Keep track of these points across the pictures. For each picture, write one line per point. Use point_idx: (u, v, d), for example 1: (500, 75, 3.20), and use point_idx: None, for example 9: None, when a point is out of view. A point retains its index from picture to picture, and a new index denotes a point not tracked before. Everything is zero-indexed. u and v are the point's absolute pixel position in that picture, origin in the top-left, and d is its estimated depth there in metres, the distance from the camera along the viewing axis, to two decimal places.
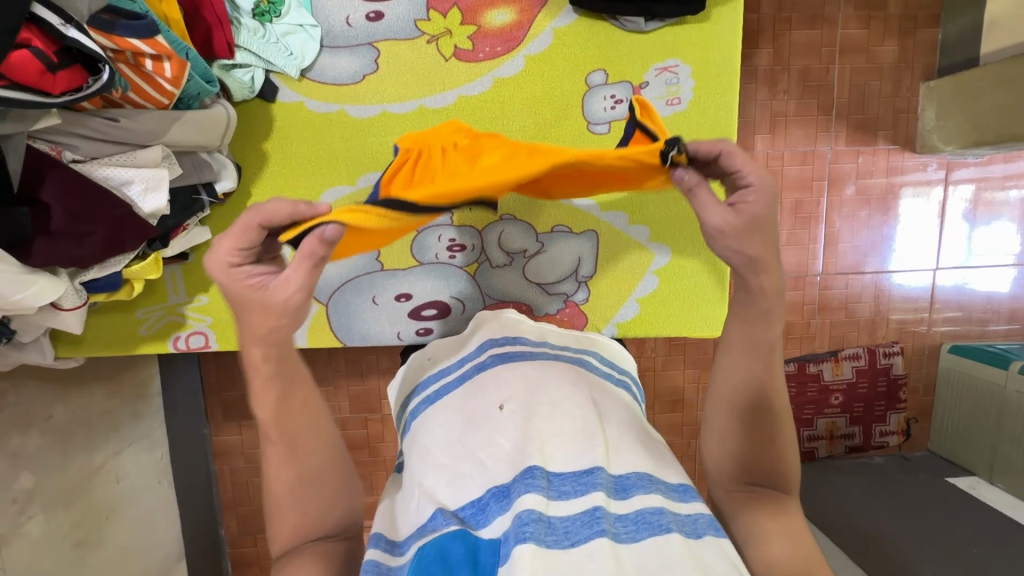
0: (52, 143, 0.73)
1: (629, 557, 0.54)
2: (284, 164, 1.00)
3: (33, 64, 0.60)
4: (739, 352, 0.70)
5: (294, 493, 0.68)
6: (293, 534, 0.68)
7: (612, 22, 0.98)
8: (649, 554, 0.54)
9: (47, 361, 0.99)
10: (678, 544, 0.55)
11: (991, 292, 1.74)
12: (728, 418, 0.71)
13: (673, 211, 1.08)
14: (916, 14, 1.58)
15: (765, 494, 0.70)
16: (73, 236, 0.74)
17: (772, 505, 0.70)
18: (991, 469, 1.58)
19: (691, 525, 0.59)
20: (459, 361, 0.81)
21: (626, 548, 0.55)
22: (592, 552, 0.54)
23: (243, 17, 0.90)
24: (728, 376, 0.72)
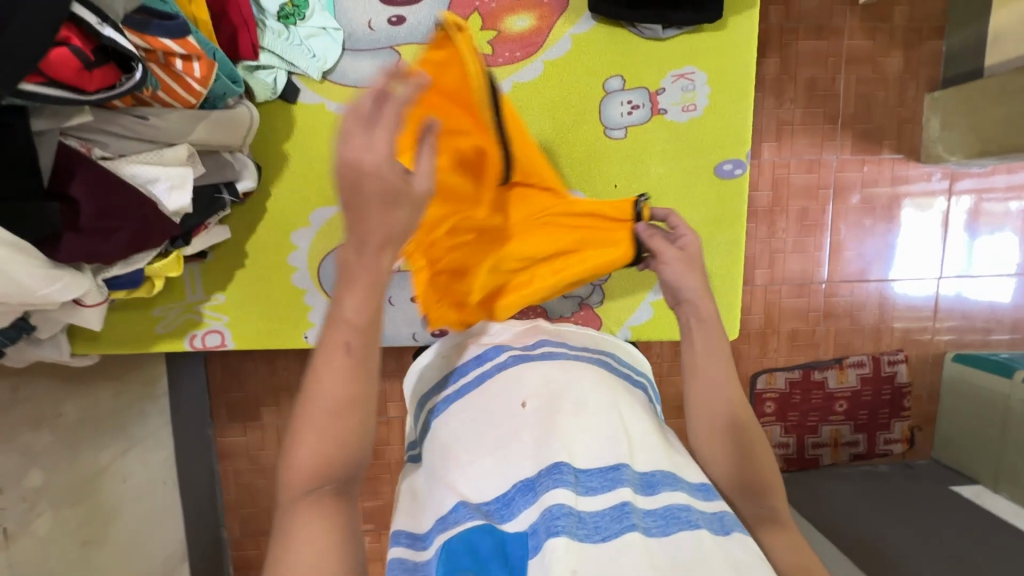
0: (82, 140, 0.74)
1: (661, 550, 0.55)
2: (303, 165, 1.01)
3: (71, 62, 0.61)
4: (706, 375, 0.76)
5: (318, 433, 0.54)
6: (304, 485, 0.54)
7: (630, 29, 0.99)
8: (681, 547, 0.56)
9: (63, 358, 1.00)
10: (710, 543, 0.56)
11: (993, 302, 1.75)
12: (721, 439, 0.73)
13: (690, 215, 1.06)
14: (920, 26, 1.60)
15: (767, 504, 0.71)
16: (99, 232, 0.75)
17: (773, 507, 0.71)
18: (995, 479, 1.59)
19: (719, 521, 0.60)
20: (476, 359, 0.79)
21: (659, 542, 0.56)
22: (625, 549, 0.55)
23: (268, 19, 0.93)
24: (702, 395, 0.76)
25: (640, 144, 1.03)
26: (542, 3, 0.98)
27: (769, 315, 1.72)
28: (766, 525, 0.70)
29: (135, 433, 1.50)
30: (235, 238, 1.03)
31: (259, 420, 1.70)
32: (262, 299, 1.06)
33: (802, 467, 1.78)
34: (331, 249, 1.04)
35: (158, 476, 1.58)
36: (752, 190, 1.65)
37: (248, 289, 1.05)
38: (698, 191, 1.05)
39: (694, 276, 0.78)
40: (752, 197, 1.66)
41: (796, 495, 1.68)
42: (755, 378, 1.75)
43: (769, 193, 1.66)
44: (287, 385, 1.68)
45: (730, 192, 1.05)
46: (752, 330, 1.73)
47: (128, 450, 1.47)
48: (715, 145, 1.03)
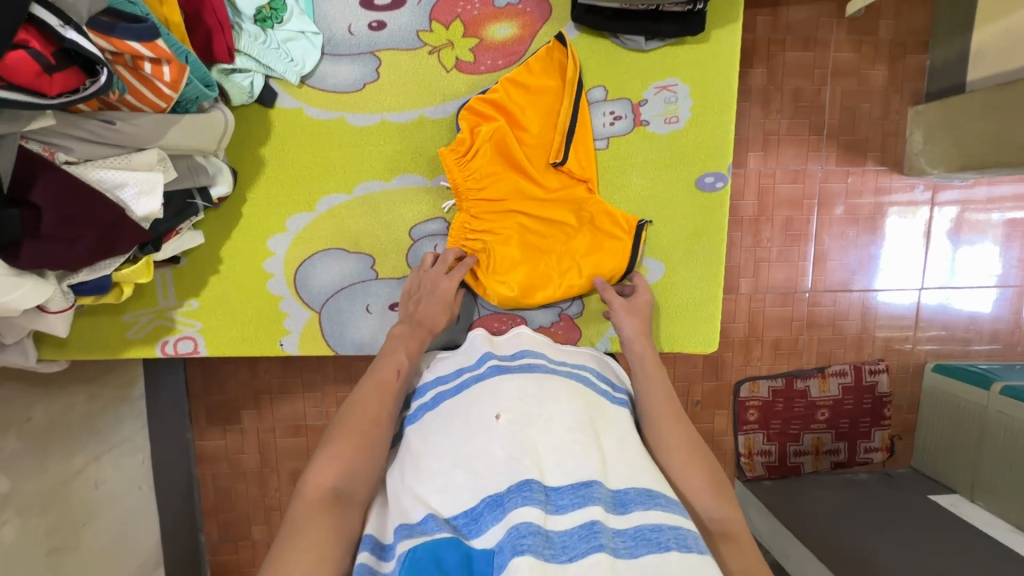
0: (44, 144, 0.72)
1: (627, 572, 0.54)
2: (280, 169, 1.00)
3: (30, 65, 0.59)
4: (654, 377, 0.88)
5: (351, 437, 0.73)
6: (332, 477, 0.69)
7: (613, 40, 0.98)
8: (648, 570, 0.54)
9: (29, 363, 0.97)
10: (678, 565, 0.55)
11: (973, 313, 1.78)
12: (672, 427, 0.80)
13: (670, 226, 1.06)
14: (905, 40, 1.62)
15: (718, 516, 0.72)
16: (63, 239, 0.72)
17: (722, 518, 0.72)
18: (972, 488, 1.62)
19: (692, 540, 0.59)
20: (457, 370, 0.81)
21: (627, 563, 0.55)
22: (590, 567, 0.54)
23: (244, 22, 0.90)
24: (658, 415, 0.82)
25: (622, 154, 1.03)
26: (525, 12, 0.97)
27: (752, 323, 1.73)
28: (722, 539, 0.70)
29: (109, 437, 1.47)
30: (210, 243, 1.01)
31: (238, 423, 1.67)
32: (237, 305, 1.04)
33: (784, 475, 1.79)
34: (309, 255, 1.03)
35: (134, 480, 1.55)
36: (738, 199, 1.66)
37: (223, 294, 1.03)
38: (679, 203, 1.05)
39: (633, 321, 0.96)
40: (738, 205, 1.67)
41: (777, 502, 1.68)
42: (739, 387, 1.75)
43: (754, 203, 1.66)
44: (268, 389, 1.66)
45: (712, 205, 1.05)
46: (735, 338, 1.74)
47: (101, 455, 1.45)
48: (696, 157, 1.03)
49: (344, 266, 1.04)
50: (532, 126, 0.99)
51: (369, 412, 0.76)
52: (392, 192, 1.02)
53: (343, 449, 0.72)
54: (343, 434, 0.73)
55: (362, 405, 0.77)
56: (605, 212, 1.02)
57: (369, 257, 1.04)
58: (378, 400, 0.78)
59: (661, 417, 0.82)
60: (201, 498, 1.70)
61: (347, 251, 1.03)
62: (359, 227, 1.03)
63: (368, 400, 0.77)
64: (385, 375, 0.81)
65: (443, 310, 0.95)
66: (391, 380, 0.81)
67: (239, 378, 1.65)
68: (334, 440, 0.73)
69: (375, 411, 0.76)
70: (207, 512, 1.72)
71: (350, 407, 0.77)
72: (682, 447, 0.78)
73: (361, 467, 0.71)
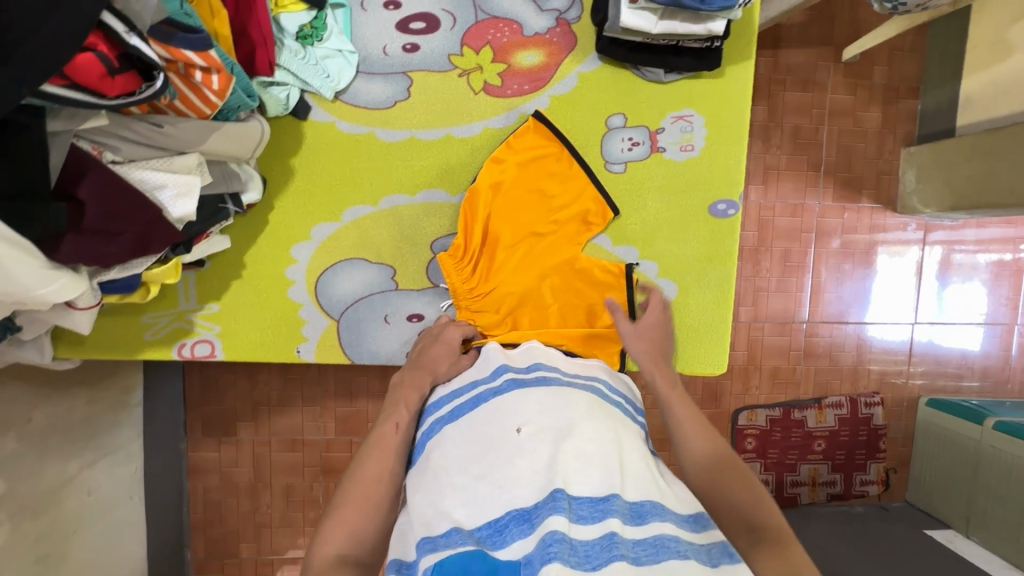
0: (94, 144, 0.74)
1: None
2: (309, 181, 1.02)
3: (95, 67, 0.61)
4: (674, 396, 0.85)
5: (350, 501, 0.73)
6: (337, 549, 0.69)
7: (634, 71, 1.03)
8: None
9: (43, 361, 0.97)
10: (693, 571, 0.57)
11: (964, 350, 1.82)
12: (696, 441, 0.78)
13: (684, 252, 1.10)
14: (897, 86, 1.71)
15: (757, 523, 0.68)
16: (102, 235, 0.74)
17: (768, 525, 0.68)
18: (967, 523, 1.63)
19: (706, 553, 0.60)
20: (472, 384, 0.83)
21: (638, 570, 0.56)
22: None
23: (286, 38, 0.94)
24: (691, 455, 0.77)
25: (639, 178, 1.07)
26: (552, 42, 1.02)
27: (751, 351, 1.76)
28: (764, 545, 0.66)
29: (104, 444, 1.45)
30: (234, 249, 1.03)
31: (234, 436, 1.66)
32: (257, 311, 1.05)
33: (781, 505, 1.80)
34: (332, 263, 1.05)
35: (125, 490, 1.52)
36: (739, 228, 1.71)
37: (243, 300, 1.05)
38: (693, 228, 1.09)
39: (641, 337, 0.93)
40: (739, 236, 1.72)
41: None
42: (737, 415, 1.78)
43: (755, 233, 1.72)
44: (267, 401, 1.65)
45: (723, 230, 1.09)
46: (735, 365, 1.77)
47: (95, 462, 1.41)
48: (709, 184, 1.08)
49: (364, 276, 1.06)
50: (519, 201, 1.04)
51: (372, 471, 0.75)
52: (417, 207, 1.05)
53: (350, 512, 0.72)
54: (348, 503, 0.72)
55: (365, 466, 0.76)
56: (595, 266, 1.05)
57: (390, 269, 1.06)
58: (381, 460, 0.76)
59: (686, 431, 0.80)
60: (189, 512, 1.67)
61: (369, 260, 1.05)
62: (381, 238, 1.05)
63: (371, 462, 0.76)
64: (383, 432, 0.79)
65: (447, 357, 0.90)
66: (390, 435, 0.79)
67: (239, 389, 1.64)
68: (342, 505, 0.73)
69: (375, 474, 0.75)
70: (195, 528, 1.68)
71: (354, 469, 0.76)
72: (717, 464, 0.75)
73: (366, 530, 0.72)
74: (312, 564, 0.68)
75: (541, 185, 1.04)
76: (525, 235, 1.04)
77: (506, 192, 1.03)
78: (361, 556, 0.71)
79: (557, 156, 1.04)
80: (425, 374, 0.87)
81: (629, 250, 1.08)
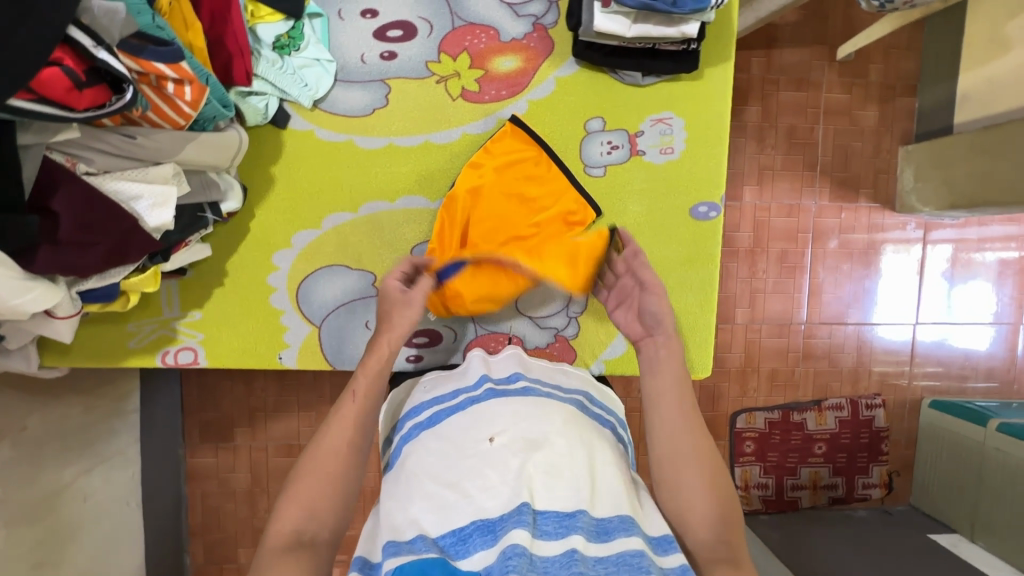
0: (67, 155, 0.76)
1: None
2: (288, 189, 1.03)
3: (62, 81, 0.63)
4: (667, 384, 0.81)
5: (310, 475, 0.74)
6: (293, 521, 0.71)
7: (612, 75, 1.03)
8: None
9: (30, 369, 0.99)
10: None
11: (969, 350, 1.79)
12: (683, 437, 0.77)
13: (667, 255, 1.09)
14: (894, 83, 1.69)
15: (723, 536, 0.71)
16: (77, 246, 0.75)
17: (728, 541, 0.71)
18: (972, 528, 1.59)
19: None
20: (452, 392, 0.82)
21: None
22: None
23: (263, 49, 0.95)
24: (673, 454, 0.77)
25: (619, 182, 1.07)
26: (529, 47, 1.02)
27: (748, 353, 1.75)
28: (723, 563, 0.69)
29: (101, 451, 1.46)
30: (217, 256, 1.04)
31: (231, 441, 1.67)
32: (239, 319, 1.06)
33: (781, 509, 1.77)
34: (312, 271, 1.06)
35: (122, 496, 1.53)
36: (734, 230, 1.70)
37: (226, 307, 1.06)
38: (675, 231, 1.08)
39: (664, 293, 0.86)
40: (734, 237, 1.71)
41: (773, 536, 1.65)
42: (735, 418, 1.76)
43: (750, 235, 1.70)
44: (262, 407, 1.66)
45: (706, 232, 1.09)
46: (731, 368, 1.75)
47: (91, 469, 1.43)
48: (690, 187, 1.07)
49: (345, 282, 1.06)
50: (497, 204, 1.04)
51: (335, 444, 0.76)
52: (397, 213, 1.05)
53: (306, 488, 0.73)
54: (305, 474, 0.74)
55: (325, 439, 0.77)
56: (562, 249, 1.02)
57: (371, 275, 1.07)
58: (339, 432, 0.77)
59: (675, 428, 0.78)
60: (187, 518, 1.68)
61: (350, 267, 1.06)
62: (362, 245, 1.06)
63: (331, 433, 0.77)
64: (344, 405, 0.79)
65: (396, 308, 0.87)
66: (348, 406, 0.79)
67: (234, 396, 1.65)
68: (300, 478, 0.74)
69: (333, 446, 0.76)
70: (193, 533, 1.69)
71: (315, 443, 0.77)
72: (700, 469, 0.75)
73: (321, 509, 0.72)
74: (267, 542, 0.69)
75: (517, 186, 1.03)
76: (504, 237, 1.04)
77: (483, 198, 1.03)
78: (319, 536, 0.71)
79: (536, 159, 1.03)
80: (384, 342, 0.85)
81: None
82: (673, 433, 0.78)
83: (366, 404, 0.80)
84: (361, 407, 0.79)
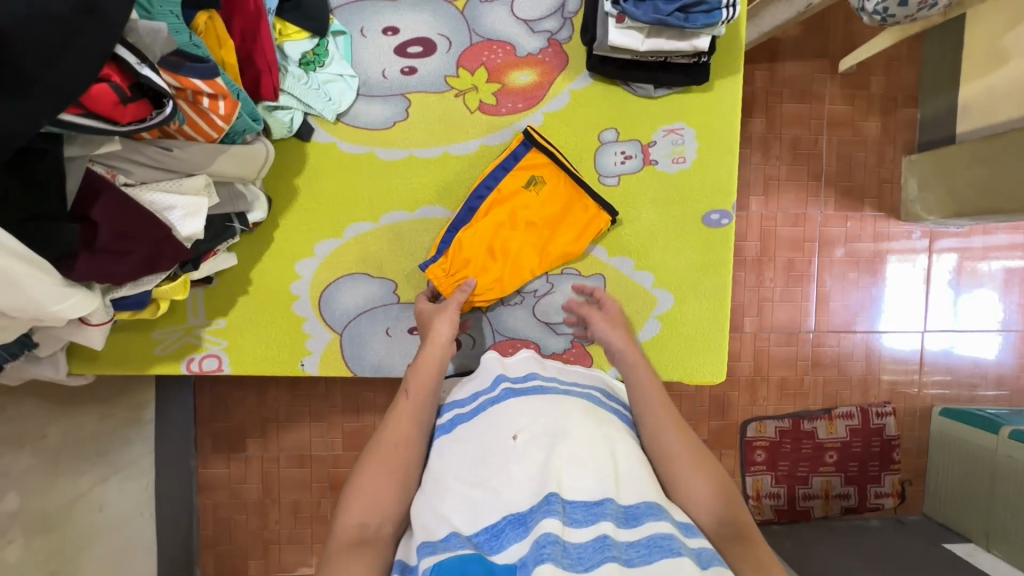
0: (107, 167, 0.79)
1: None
2: (312, 200, 1.06)
3: (109, 96, 0.66)
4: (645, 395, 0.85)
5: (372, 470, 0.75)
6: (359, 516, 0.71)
7: (625, 87, 1.06)
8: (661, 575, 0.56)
9: (59, 376, 1.01)
10: (689, 568, 0.57)
11: (978, 358, 1.80)
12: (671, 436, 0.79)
13: (678, 261, 1.11)
14: (896, 95, 1.72)
15: (728, 518, 0.72)
16: (113, 253, 0.78)
17: (732, 521, 0.72)
18: (987, 537, 1.57)
19: (696, 556, 0.61)
20: (472, 395, 0.84)
21: (630, 571, 0.57)
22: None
23: (290, 65, 0.99)
24: (663, 451, 0.78)
25: (632, 192, 1.09)
26: (544, 61, 1.06)
27: (757, 362, 1.76)
28: (732, 538, 0.71)
29: (116, 460, 1.47)
30: (241, 265, 1.06)
31: (243, 452, 1.68)
32: (262, 326, 1.08)
33: (793, 519, 1.77)
34: (334, 279, 1.08)
35: (136, 506, 1.54)
36: (741, 240, 1.72)
37: (249, 315, 1.08)
38: (687, 237, 1.11)
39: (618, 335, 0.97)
40: (741, 246, 1.73)
41: (787, 546, 1.64)
42: (745, 426, 1.76)
43: (757, 244, 1.73)
44: (275, 417, 1.67)
45: (717, 239, 1.11)
46: (741, 377, 1.76)
47: (108, 478, 1.44)
48: (703, 195, 1.10)
49: (366, 290, 1.09)
50: (511, 204, 1.05)
51: (396, 438, 0.78)
52: (417, 222, 1.08)
53: (366, 484, 0.74)
54: (368, 466, 0.76)
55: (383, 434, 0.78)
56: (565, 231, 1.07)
57: (391, 283, 1.09)
58: (398, 427, 0.79)
59: (662, 427, 0.80)
60: (200, 528, 1.69)
61: (371, 275, 1.08)
62: (383, 254, 1.08)
63: (389, 428, 0.79)
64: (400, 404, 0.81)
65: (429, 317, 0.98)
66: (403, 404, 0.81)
67: (247, 406, 1.67)
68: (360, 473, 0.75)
69: (392, 440, 0.77)
70: (205, 544, 1.70)
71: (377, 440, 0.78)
72: (692, 457, 0.77)
73: (386, 502, 0.73)
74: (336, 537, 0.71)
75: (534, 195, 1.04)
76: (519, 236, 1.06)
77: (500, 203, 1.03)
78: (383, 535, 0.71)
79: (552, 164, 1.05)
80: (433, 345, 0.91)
81: (624, 260, 1.11)
82: (660, 431, 0.80)
83: (420, 399, 0.82)
84: (416, 402, 0.82)
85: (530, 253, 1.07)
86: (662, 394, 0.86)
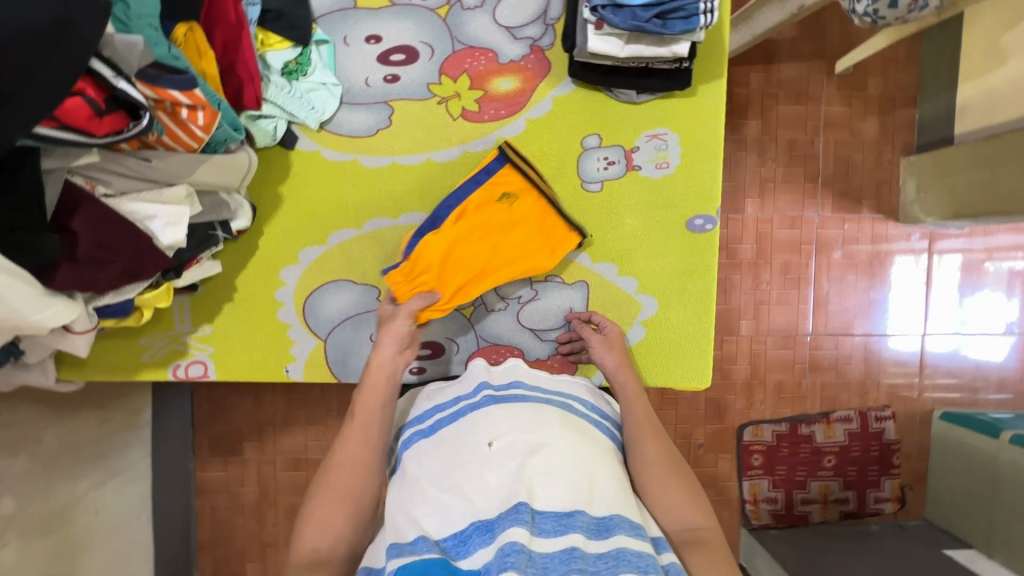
0: (87, 178, 0.80)
1: None
2: (296, 207, 1.07)
3: (84, 110, 0.67)
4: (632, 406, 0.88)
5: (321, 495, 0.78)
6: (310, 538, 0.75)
7: (607, 93, 1.06)
8: None
9: (48, 382, 1.03)
10: None
11: (980, 361, 1.78)
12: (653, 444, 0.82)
13: (662, 266, 1.11)
14: (893, 96, 1.71)
15: (693, 525, 0.75)
16: (93, 262, 0.79)
17: (696, 527, 0.75)
18: (988, 543, 1.56)
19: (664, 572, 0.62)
20: (453, 400, 0.84)
21: None
22: None
23: (273, 75, 1.00)
24: (641, 457, 0.81)
25: (615, 197, 1.09)
26: (527, 68, 1.06)
27: (753, 365, 1.74)
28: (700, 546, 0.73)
29: (113, 464, 1.49)
30: (226, 273, 1.07)
31: (240, 455, 1.69)
32: (248, 333, 1.09)
33: (791, 524, 1.76)
34: (318, 286, 1.09)
35: (134, 509, 1.56)
36: (736, 243, 1.71)
37: (234, 322, 1.09)
38: (671, 243, 1.10)
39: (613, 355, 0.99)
40: (736, 249, 1.72)
41: (784, 551, 1.63)
42: (742, 431, 1.75)
43: (753, 246, 1.72)
44: (271, 421, 1.68)
45: (702, 245, 1.10)
46: (737, 380, 1.75)
47: (105, 482, 1.46)
48: (686, 200, 1.09)
49: (350, 297, 1.10)
50: (484, 213, 1.05)
51: (344, 460, 0.81)
52: (400, 229, 1.09)
53: (317, 509, 0.77)
54: (319, 491, 0.79)
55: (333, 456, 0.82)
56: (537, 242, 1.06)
57: (375, 289, 1.10)
58: (348, 450, 0.82)
59: (642, 436, 0.83)
60: (197, 531, 1.70)
61: (355, 282, 1.09)
62: (367, 260, 1.09)
63: (340, 451, 0.82)
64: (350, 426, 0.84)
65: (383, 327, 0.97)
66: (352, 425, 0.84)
67: (243, 410, 1.68)
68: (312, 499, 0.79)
69: (341, 462, 0.80)
70: (202, 547, 1.71)
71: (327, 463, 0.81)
72: (662, 465, 0.80)
73: (337, 522, 0.76)
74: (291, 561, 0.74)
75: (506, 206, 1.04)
76: (492, 246, 1.06)
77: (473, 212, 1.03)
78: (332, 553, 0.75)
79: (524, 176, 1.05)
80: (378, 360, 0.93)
81: (607, 266, 1.11)
82: (639, 439, 0.83)
83: (364, 420, 0.85)
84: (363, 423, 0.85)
85: (501, 260, 1.06)
86: (639, 406, 0.89)
